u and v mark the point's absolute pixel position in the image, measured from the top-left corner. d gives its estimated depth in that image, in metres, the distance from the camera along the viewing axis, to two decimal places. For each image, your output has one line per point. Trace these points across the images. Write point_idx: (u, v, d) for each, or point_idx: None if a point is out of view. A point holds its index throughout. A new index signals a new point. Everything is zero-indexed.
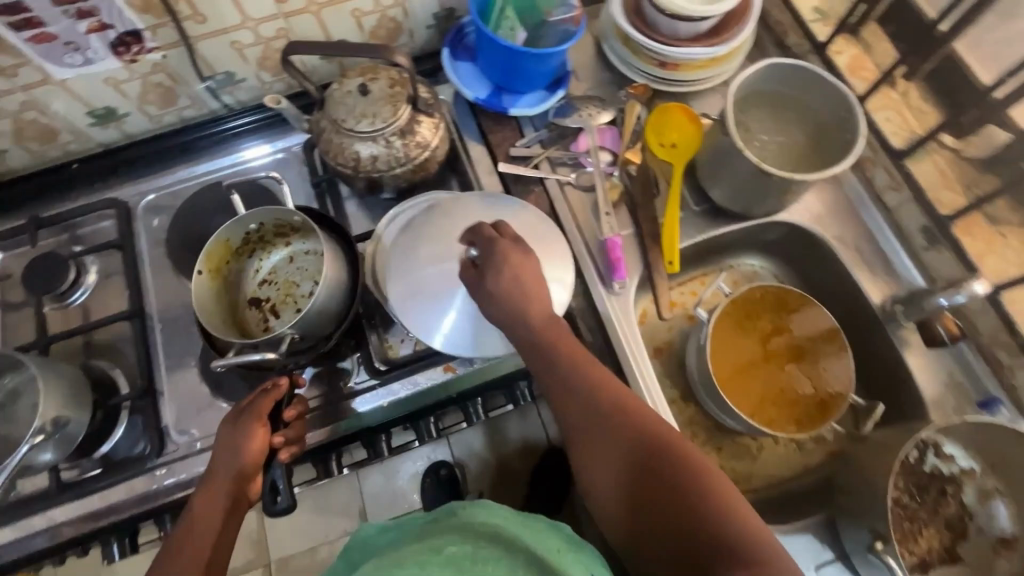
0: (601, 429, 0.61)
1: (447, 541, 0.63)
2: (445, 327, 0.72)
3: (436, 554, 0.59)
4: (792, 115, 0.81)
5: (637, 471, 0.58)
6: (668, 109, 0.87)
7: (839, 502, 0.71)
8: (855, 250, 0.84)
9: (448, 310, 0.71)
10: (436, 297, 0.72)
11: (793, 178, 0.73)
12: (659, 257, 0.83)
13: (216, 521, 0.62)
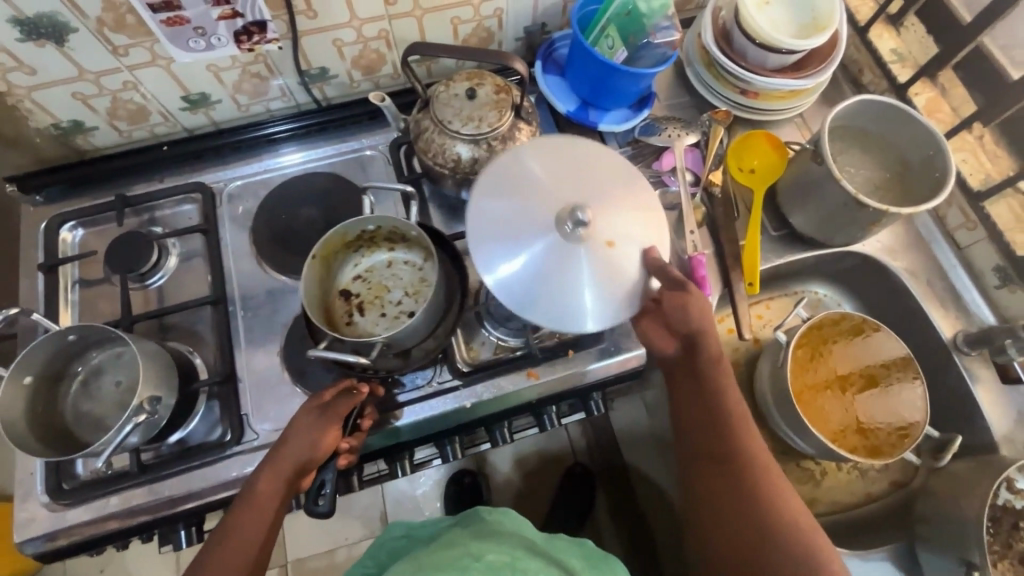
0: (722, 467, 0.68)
1: (485, 546, 0.64)
2: (504, 268, 0.62)
3: (478, 560, 0.60)
4: (874, 150, 0.85)
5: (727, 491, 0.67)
6: (753, 134, 0.91)
7: (918, 531, 0.72)
8: (927, 284, 0.86)
9: (525, 257, 0.62)
10: (507, 234, 0.63)
11: (890, 211, 0.75)
12: (739, 278, 0.86)
13: (272, 505, 0.65)
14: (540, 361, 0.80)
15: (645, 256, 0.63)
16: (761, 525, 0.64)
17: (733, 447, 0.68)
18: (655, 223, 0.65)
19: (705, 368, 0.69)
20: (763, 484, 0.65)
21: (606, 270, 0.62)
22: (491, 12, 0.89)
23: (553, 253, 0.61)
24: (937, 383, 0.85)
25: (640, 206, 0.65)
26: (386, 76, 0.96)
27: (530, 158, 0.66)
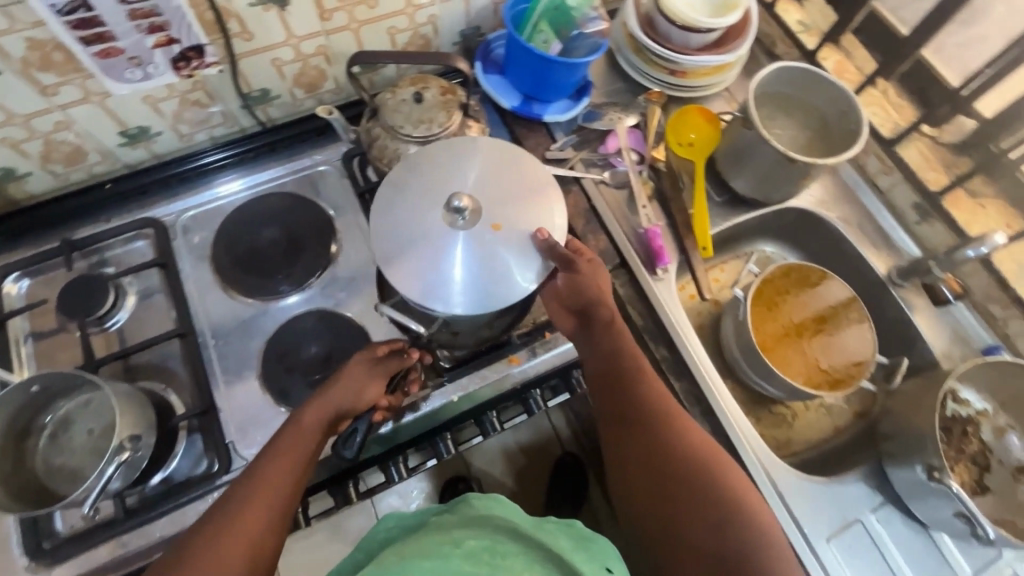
0: (641, 424, 0.70)
1: (467, 534, 0.64)
2: (410, 264, 0.66)
3: (457, 547, 0.60)
4: (796, 111, 0.92)
5: (648, 445, 0.68)
6: (687, 110, 0.97)
7: (883, 449, 0.78)
8: (858, 229, 0.94)
9: (425, 253, 0.67)
10: (398, 221, 0.69)
11: (818, 162, 0.82)
12: (693, 244, 0.91)
13: (309, 444, 0.64)
14: (519, 347, 0.83)
15: (533, 236, 0.69)
16: (679, 474, 0.65)
17: (643, 403, 0.71)
18: (542, 207, 0.71)
19: (600, 335, 0.74)
20: (672, 434, 0.68)
21: (497, 251, 0.67)
22: (426, 19, 0.91)
23: (439, 237, 0.67)
24: (880, 316, 0.93)
25: (529, 195, 0.71)
26: (328, 91, 0.96)
27: (424, 155, 0.73)
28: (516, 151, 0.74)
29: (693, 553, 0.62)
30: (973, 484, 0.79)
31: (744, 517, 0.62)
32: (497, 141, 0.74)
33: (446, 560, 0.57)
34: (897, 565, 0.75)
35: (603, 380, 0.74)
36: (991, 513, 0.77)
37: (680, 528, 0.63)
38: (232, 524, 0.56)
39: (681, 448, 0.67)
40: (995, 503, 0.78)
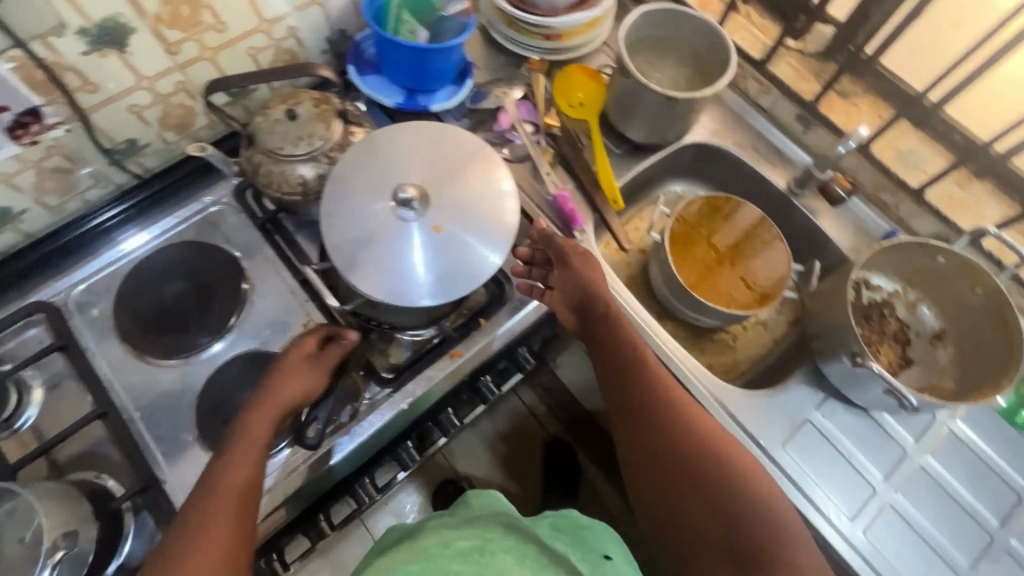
0: (644, 413, 0.72)
1: (458, 533, 0.65)
2: (354, 249, 0.71)
3: (446, 548, 0.61)
4: (670, 51, 0.94)
5: (654, 434, 0.70)
6: (569, 72, 0.98)
7: (815, 349, 0.82)
8: (752, 149, 0.98)
9: (370, 241, 0.71)
10: (350, 208, 0.73)
11: (695, 96, 0.85)
12: (604, 200, 0.93)
13: (254, 463, 0.63)
14: (457, 339, 0.82)
15: (477, 233, 0.73)
16: (686, 460, 0.68)
17: (644, 393, 0.73)
18: (486, 208, 0.75)
19: (601, 328, 0.77)
20: (674, 418, 0.70)
21: (434, 246, 0.72)
22: (284, 33, 0.88)
23: (391, 227, 0.72)
24: (790, 228, 0.98)
25: (481, 186, 0.75)
26: (202, 128, 0.91)
27: (386, 143, 0.76)
28: (472, 144, 0.78)
29: (704, 538, 0.64)
30: (899, 360, 0.85)
31: (751, 500, 0.64)
32: (456, 134, 0.78)
33: (432, 562, 0.58)
34: (848, 452, 0.80)
35: (606, 374, 0.76)
36: (916, 382, 0.83)
37: (687, 515, 0.66)
38: (183, 560, 0.55)
39: (686, 435, 0.69)
40: (919, 372, 0.84)
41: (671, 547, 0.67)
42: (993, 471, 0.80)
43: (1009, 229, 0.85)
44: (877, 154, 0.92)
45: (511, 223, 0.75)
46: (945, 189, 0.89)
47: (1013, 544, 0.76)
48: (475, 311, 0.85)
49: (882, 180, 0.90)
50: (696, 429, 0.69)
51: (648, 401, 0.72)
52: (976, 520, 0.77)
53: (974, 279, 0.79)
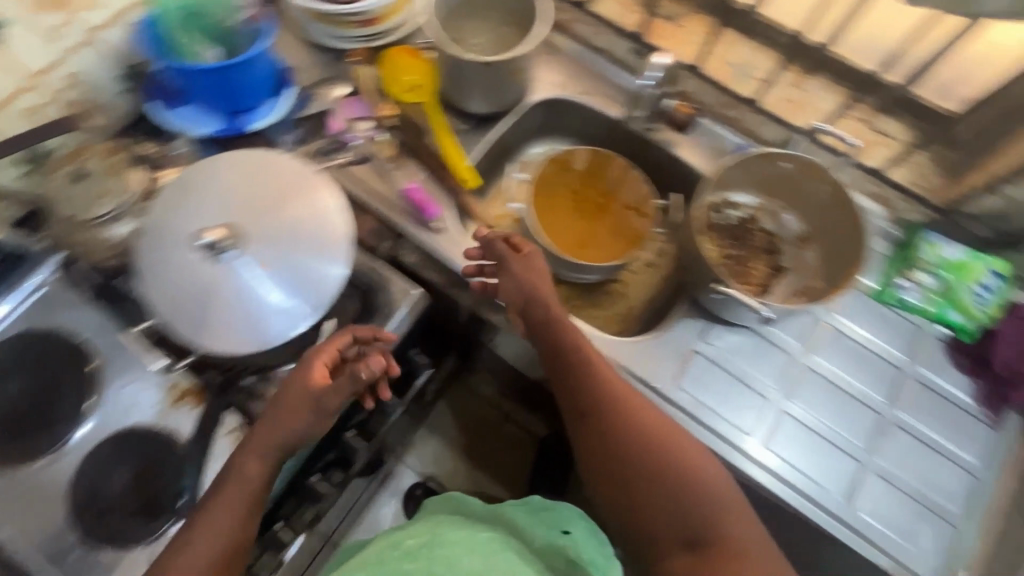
0: (598, 415, 0.70)
1: (411, 533, 0.74)
2: (180, 308, 0.66)
3: (397, 550, 0.69)
4: (487, 9, 0.88)
5: (611, 434, 0.69)
6: (393, 54, 0.92)
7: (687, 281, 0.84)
8: (600, 94, 0.96)
9: (193, 296, 0.66)
10: (165, 263, 0.67)
11: (511, 57, 0.82)
12: (457, 182, 0.89)
13: (248, 490, 0.64)
14: None
15: (306, 263, 0.68)
16: (643, 456, 0.68)
17: (597, 393, 0.71)
18: (315, 233, 0.69)
19: (543, 338, 0.74)
20: (625, 415, 0.70)
21: (263, 287, 0.66)
22: (61, 82, 0.79)
23: (212, 275, 0.66)
24: (655, 163, 0.96)
25: (305, 208, 0.69)
26: None
27: (205, 183, 0.71)
28: (295, 167, 0.72)
29: (665, 530, 0.65)
30: (772, 272, 0.87)
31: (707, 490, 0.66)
32: (279, 160, 0.72)
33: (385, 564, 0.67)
34: (740, 372, 0.81)
35: (557, 377, 0.73)
36: (790, 289, 0.85)
37: (648, 511, 0.67)
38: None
39: (642, 432, 0.69)
40: (792, 278, 0.86)
41: (630, 537, 0.69)
42: (873, 354, 0.83)
43: (845, 118, 0.87)
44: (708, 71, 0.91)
45: (341, 237, 0.69)
46: (783, 92, 0.89)
47: (902, 418, 0.80)
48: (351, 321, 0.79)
49: (722, 97, 0.90)
50: (645, 428, 0.69)
51: (594, 407, 0.70)
52: (866, 405, 0.81)
53: (817, 178, 0.80)
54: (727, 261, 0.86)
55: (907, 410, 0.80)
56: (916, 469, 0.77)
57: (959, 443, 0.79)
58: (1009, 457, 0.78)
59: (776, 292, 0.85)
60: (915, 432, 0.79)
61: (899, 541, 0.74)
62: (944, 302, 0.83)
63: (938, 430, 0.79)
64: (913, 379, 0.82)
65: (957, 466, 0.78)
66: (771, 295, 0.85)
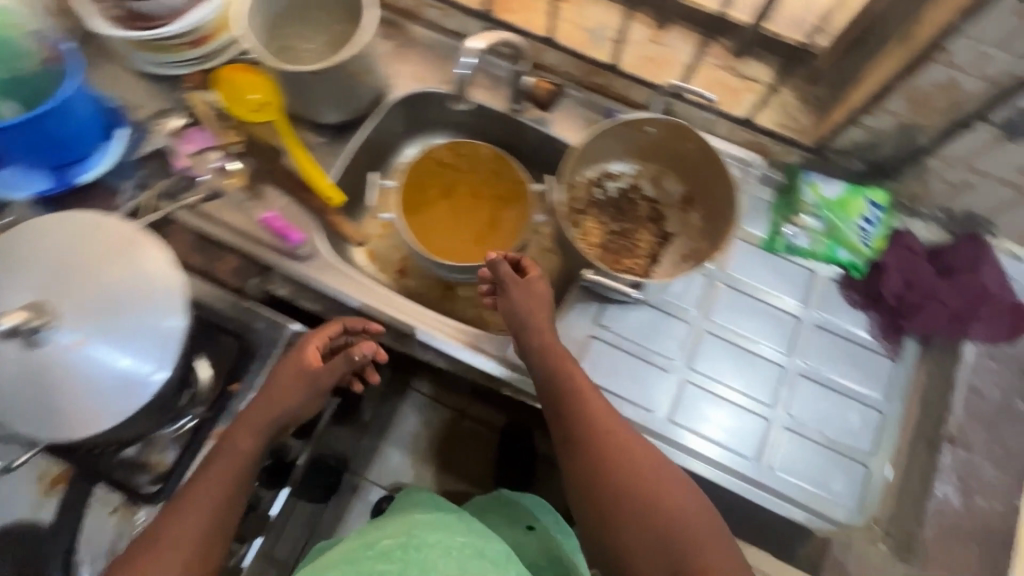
0: (588, 442, 0.61)
1: (381, 532, 0.65)
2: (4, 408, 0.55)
3: (369, 550, 0.61)
4: (314, 12, 0.81)
5: (602, 463, 0.60)
6: (227, 74, 0.83)
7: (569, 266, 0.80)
8: (462, 80, 0.91)
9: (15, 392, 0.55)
10: None
11: (338, 61, 0.76)
12: (319, 200, 0.83)
13: (239, 465, 0.60)
14: (216, 414, 0.71)
15: (145, 322, 0.59)
16: (636, 491, 0.58)
17: (588, 420, 0.62)
18: (147, 287, 0.59)
19: (534, 359, 0.67)
20: (619, 446, 0.60)
21: (96, 363, 0.56)
22: None
23: (28, 364, 0.55)
24: (534, 145, 0.92)
25: (129, 260, 0.59)
26: None
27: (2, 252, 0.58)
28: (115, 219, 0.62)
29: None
30: (659, 240, 0.84)
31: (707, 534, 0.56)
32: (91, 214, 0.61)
33: (356, 565, 0.58)
34: (639, 350, 0.79)
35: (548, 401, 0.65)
36: (678, 254, 0.82)
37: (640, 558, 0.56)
38: None
39: (637, 462, 0.60)
40: (680, 243, 0.83)
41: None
42: (770, 307, 0.82)
43: (710, 68, 0.83)
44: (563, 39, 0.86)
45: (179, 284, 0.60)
46: (644, 50, 0.84)
47: (804, 366, 0.79)
48: (229, 367, 0.75)
49: (582, 64, 0.85)
50: (633, 450, 0.61)
51: (575, 427, 0.62)
52: (769, 360, 0.79)
53: (684, 137, 0.77)
54: (611, 238, 0.83)
55: (809, 357, 0.80)
56: (823, 416, 0.77)
57: (863, 382, 0.78)
58: (913, 387, 0.77)
59: (664, 260, 0.82)
60: (818, 378, 0.79)
61: (815, 492, 0.73)
62: (832, 242, 0.81)
63: (840, 372, 0.79)
64: (811, 325, 0.81)
65: (863, 405, 0.77)
66: (659, 265, 0.82)
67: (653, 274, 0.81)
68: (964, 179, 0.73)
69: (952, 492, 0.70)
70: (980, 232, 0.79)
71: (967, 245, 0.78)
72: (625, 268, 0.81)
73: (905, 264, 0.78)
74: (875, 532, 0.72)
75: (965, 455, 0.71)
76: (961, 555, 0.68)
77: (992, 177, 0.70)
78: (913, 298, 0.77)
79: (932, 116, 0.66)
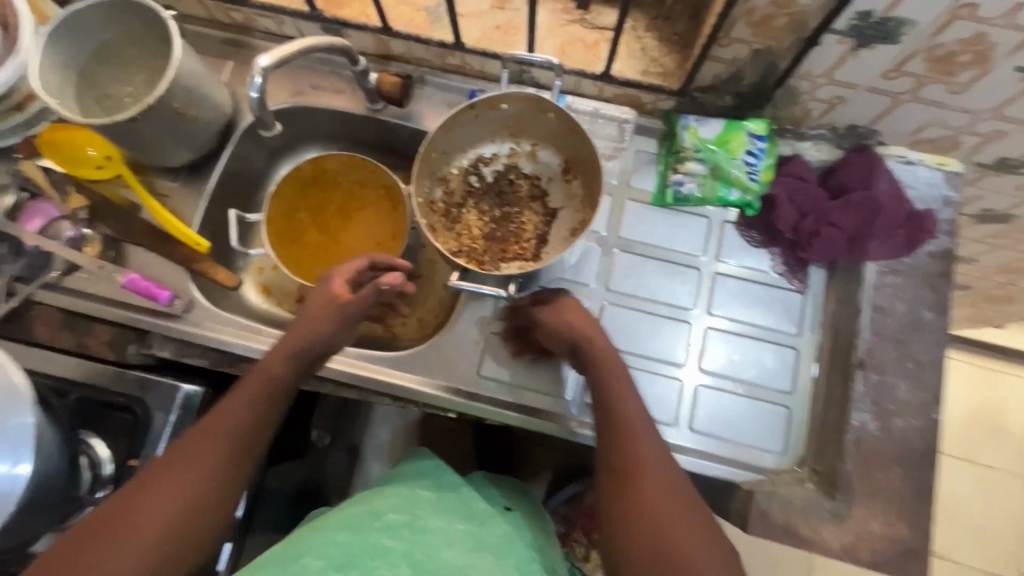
0: (627, 453, 0.59)
1: (389, 501, 0.68)
2: None
3: (376, 521, 0.64)
4: (128, 52, 0.75)
5: (632, 477, 0.58)
6: (56, 136, 0.80)
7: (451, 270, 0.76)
8: (314, 88, 0.85)
9: None
10: None
11: (149, 103, 0.68)
12: (188, 250, 0.78)
13: (267, 396, 0.64)
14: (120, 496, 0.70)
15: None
16: (659, 512, 0.55)
17: (633, 433, 0.60)
18: None
19: (591, 375, 0.66)
20: (655, 467, 0.58)
21: None
22: None
23: None
24: (404, 141, 0.87)
25: None
26: None
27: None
28: None
29: None
30: (545, 218, 0.78)
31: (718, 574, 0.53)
32: None
33: (361, 536, 0.62)
34: None
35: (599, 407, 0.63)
36: (567, 228, 0.77)
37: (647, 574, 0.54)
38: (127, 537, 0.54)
39: (667, 486, 0.57)
40: (566, 217, 0.77)
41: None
42: (670, 264, 0.79)
43: (564, 25, 0.77)
44: (395, 25, 0.78)
45: (20, 380, 0.59)
46: (491, 20, 0.78)
47: (714, 318, 0.77)
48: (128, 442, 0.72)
49: (431, 49, 0.79)
50: (655, 469, 0.58)
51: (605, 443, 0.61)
52: (676, 318, 0.77)
53: (540, 107, 0.72)
54: (493, 226, 0.77)
55: (716, 308, 0.77)
56: (739, 365, 0.75)
57: (774, 321, 0.76)
58: (823, 316, 0.76)
59: (553, 238, 0.77)
60: (727, 327, 0.76)
61: (739, 443, 0.72)
62: (721, 182, 0.77)
63: (751, 316, 0.76)
64: (715, 274, 0.78)
65: (776, 344, 0.75)
66: (548, 243, 0.76)
67: (543, 255, 0.76)
68: (835, 94, 0.69)
69: (869, 418, 0.67)
70: (866, 143, 0.76)
71: (855, 159, 0.75)
72: (512, 255, 0.76)
73: (796, 193, 0.75)
74: (802, 473, 0.70)
75: (877, 378, 0.68)
76: (887, 479, 0.65)
77: (861, 87, 0.66)
78: (809, 226, 0.74)
79: (780, 36, 0.61)
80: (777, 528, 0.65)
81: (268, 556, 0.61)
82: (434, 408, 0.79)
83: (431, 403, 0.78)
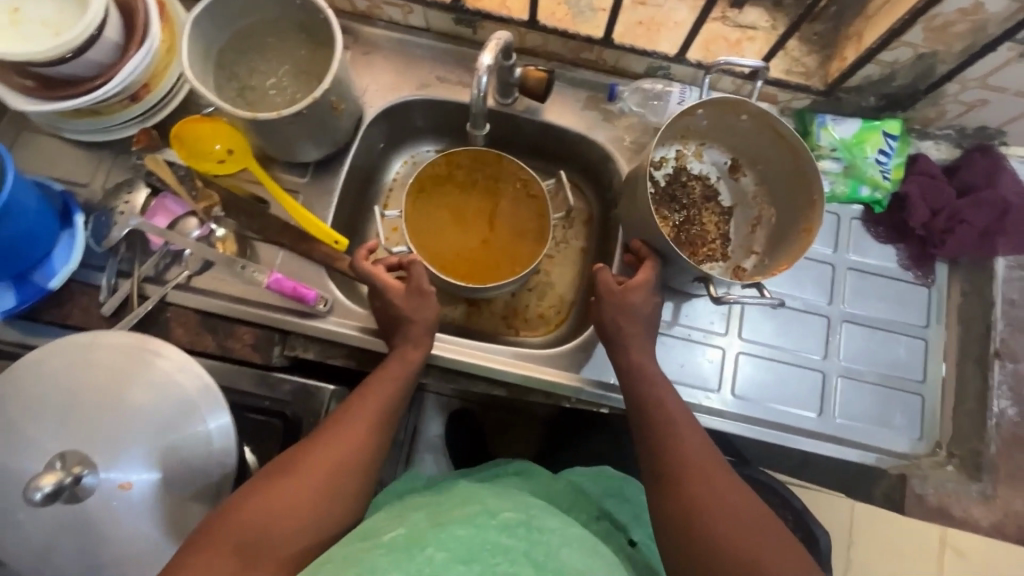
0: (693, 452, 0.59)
1: (501, 503, 0.58)
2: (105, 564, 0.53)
3: (492, 518, 0.54)
4: (267, 41, 0.72)
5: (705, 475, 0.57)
6: (180, 132, 0.73)
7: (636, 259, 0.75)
8: (440, 81, 0.83)
9: (105, 548, 0.53)
10: (45, 537, 0.52)
11: (316, 98, 0.66)
12: (324, 246, 0.75)
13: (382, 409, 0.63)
14: None
15: (186, 429, 0.55)
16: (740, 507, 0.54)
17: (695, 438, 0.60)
18: (172, 395, 0.55)
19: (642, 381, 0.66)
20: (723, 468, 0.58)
21: (164, 486, 0.54)
22: None
23: (102, 517, 0.52)
24: (528, 135, 0.86)
25: (141, 375, 0.55)
26: None
27: (14, 392, 0.54)
28: (118, 337, 0.57)
29: None
30: (721, 216, 0.81)
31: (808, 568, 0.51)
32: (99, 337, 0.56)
33: (478, 531, 0.52)
34: (687, 332, 0.77)
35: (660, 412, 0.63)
36: (746, 224, 0.80)
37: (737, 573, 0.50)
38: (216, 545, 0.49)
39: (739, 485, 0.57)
40: (742, 212, 0.80)
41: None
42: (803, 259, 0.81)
43: (707, 22, 0.78)
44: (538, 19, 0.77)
45: (211, 380, 0.56)
46: (632, 15, 0.78)
47: (847, 311, 0.79)
48: (278, 445, 0.70)
49: (571, 43, 0.79)
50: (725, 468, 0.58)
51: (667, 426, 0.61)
52: (813, 311, 0.79)
53: (735, 109, 0.72)
54: (680, 230, 0.78)
55: (850, 302, 0.80)
56: (873, 355, 0.78)
57: (904, 314, 0.79)
58: (947, 307, 0.80)
59: (735, 236, 0.80)
60: (861, 320, 0.79)
61: (877, 430, 0.76)
62: (853, 180, 0.79)
63: (882, 310, 0.79)
64: (847, 268, 0.81)
65: (907, 336, 0.79)
66: (733, 242, 0.80)
67: (731, 254, 0.80)
68: (979, 98, 0.72)
69: (1010, 405, 0.74)
70: (989, 142, 0.79)
71: (980, 159, 0.78)
72: (704, 257, 0.79)
73: (927, 191, 0.78)
74: (941, 457, 0.75)
75: (1014, 367, 0.75)
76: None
77: (1008, 92, 0.69)
78: (941, 224, 0.77)
79: (952, 41, 0.64)
80: (933, 510, 0.75)
81: (387, 542, 0.51)
82: (584, 404, 0.79)
83: (585, 399, 0.77)
